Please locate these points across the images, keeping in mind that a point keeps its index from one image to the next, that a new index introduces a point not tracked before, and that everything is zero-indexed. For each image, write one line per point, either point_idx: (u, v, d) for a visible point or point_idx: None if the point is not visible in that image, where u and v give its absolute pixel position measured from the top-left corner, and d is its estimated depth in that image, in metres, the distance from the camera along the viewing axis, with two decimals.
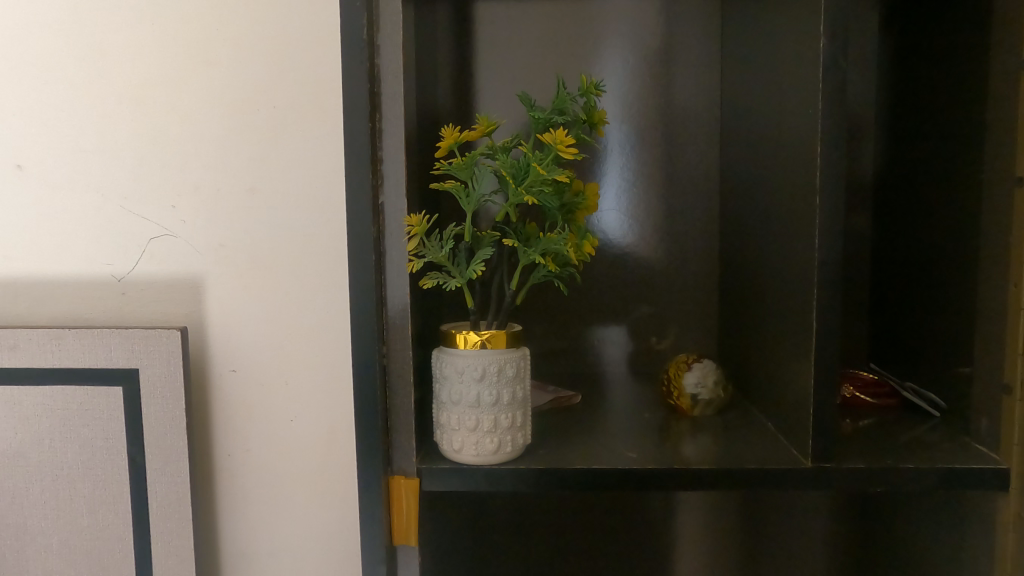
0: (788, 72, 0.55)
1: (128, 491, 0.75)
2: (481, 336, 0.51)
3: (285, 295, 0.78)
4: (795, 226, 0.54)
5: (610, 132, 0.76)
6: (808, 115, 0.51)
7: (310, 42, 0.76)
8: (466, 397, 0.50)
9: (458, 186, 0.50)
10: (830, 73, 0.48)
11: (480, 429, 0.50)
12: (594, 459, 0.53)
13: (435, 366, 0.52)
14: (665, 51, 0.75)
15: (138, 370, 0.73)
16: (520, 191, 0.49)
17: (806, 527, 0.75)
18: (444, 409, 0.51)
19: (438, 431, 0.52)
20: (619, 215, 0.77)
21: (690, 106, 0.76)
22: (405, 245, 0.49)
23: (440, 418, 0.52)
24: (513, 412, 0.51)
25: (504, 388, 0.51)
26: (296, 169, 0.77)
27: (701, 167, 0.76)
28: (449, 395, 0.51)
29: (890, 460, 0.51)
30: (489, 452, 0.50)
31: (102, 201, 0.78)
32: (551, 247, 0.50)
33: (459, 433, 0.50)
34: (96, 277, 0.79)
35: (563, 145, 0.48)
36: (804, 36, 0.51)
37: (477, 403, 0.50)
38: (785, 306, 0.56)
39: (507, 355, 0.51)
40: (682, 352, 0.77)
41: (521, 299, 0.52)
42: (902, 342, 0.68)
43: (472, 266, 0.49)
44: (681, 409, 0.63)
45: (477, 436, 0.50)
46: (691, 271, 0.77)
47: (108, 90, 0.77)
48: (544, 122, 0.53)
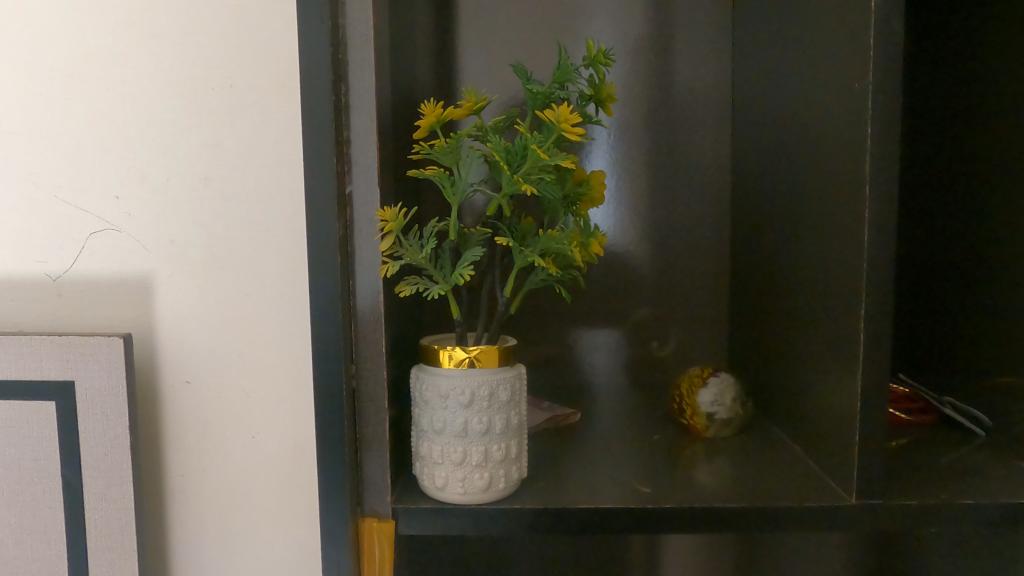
0: (824, 42, 0.47)
1: (62, 519, 0.66)
2: (468, 353, 0.43)
3: (243, 298, 0.69)
4: (833, 222, 0.46)
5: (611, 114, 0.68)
6: (852, 91, 0.43)
7: (268, 11, 0.67)
8: (451, 426, 0.42)
9: (440, 173, 0.42)
10: (884, 35, 0.40)
11: (468, 463, 0.42)
12: (599, 494, 0.45)
13: (415, 387, 0.44)
14: (672, 24, 0.67)
15: (73, 383, 0.64)
16: (516, 178, 0.41)
17: (821, 554, 0.68)
18: (425, 438, 0.43)
19: (418, 465, 0.44)
20: (617, 207, 0.69)
21: (698, 87, 0.68)
22: (377, 244, 0.41)
23: (419, 448, 0.44)
24: (506, 442, 0.43)
25: (496, 414, 0.43)
26: (255, 155, 0.68)
27: (710, 155, 0.69)
28: (431, 422, 0.43)
29: (945, 494, 0.44)
30: (478, 490, 0.42)
31: (33, 190, 0.69)
32: (552, 246, 0.42)
33: (442, 468, 0.43)
34: (29, 278, 0.70)
35: (567, 124, 0.40)
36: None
37: (464, 433, 0.42)
38: (820, 313, 0.48)
39: (499, 374, 0.43)
40: (687, 360, 0.70)
41: (516, 308, 0.44)
42: (933, 349, 0.61)
43: (460, 270, 0.40)
44: (694, 429, 0.56)
45: (464, 471, 0.42)
46: (698, 270, 0.70)
47: (38, 64, 0.68)
48: (543, 97, 0.46)
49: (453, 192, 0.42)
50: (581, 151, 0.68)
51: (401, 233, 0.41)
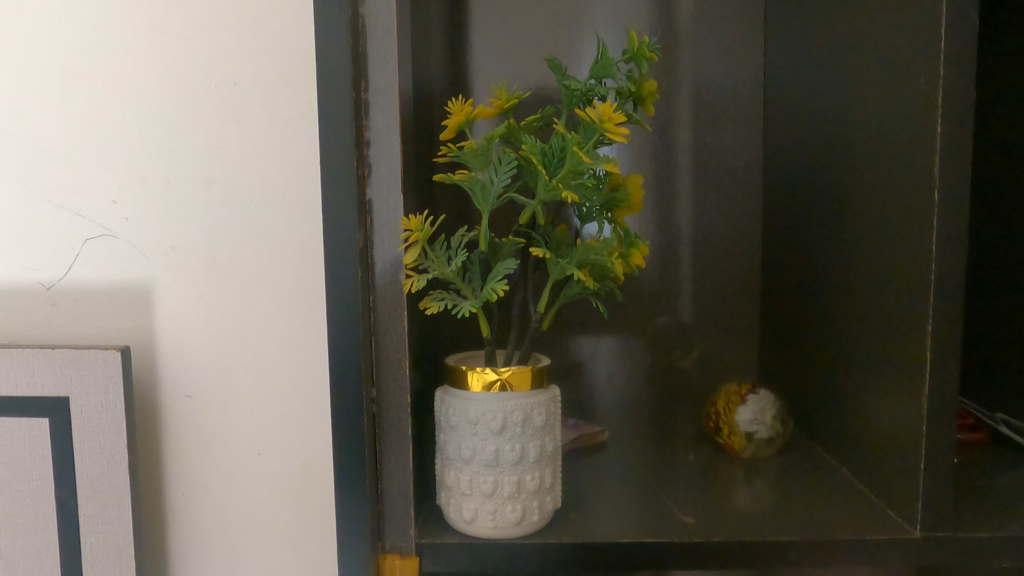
0: (893, 36, 0.44)
1: (56, 543, 0.62)
2: (499, 374, 0.40)
3: (248, 308, 0.66)
4: (900, 233, 0.43)
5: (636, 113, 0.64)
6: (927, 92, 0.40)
7: (273, 4, 0.63)
8: (481, 454, 0.39)
9: (470, 177, 0.38)
10: (954, 36, 0.39)
11: (498, 494, 0.39)
12: (641, 525, 0.42)
13: (439, 412, 0.41)
14: (702, 18, 0.64)
15: (68, 399, 0.61)
16: (554, 183, 0.37)
17: None
18: (451, 467, 0.40)
19: (444, 495, 0.41)
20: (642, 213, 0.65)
21: (729, 84, 0.64)
22: (401, 255, 0.37)
23: (445, 478, 0.41)
24: (539, 472, 0.40)
25: (529, 442, 0.40)
26: (260, 156, 0.64)
27: (742, 155, 0.65)
28: (457, 451, 0.40)
29: (1019, 525, 0.41)
30: (509, 524, 0.39)
31: (25, 193, 0.65)
32: (592, 258, 0.39)
33: (471, 499, 0.39)
34: (20, 286, 0.66)
35: (611, 123, 0.37)
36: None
37: (495, 462, 0.39)
38: (881, 327, 0.45)
39: (533, 397, 0.40)
40: (716, 371, 0.66)
41: (549, 323, 0.41)
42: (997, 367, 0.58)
43: (493, 285, 0.37)
44: (730, 449, 0.53)
45: (495, 503, 0.39)
46: (728, 276, 0.66)
47: (30, 59, 0.64)
48: (581, 94, 0.42)
49: (484, 198, 0.38)
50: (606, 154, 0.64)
51: (428, 244, 0.37)
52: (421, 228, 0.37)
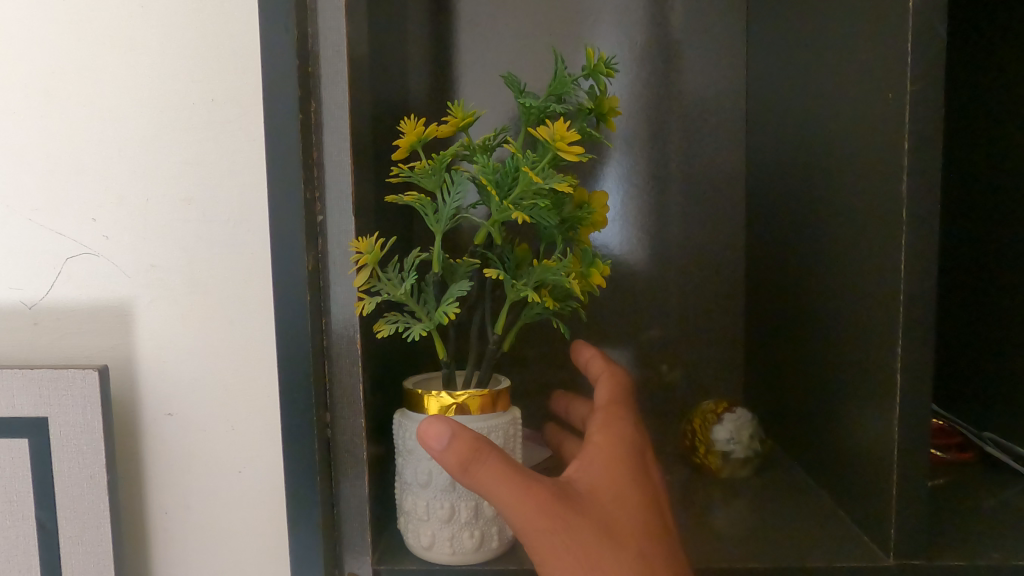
0: (866, 47, 0.43)
1: (37, 565, 0.62)
2: (456, 399, 0.41)
3: (228, 327, 0.66)
4: (877, 248, 0.42)
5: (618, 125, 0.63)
6: (903, 105, 0.39)
7: (252, 21, 0.63)
8: (437, 479, 0.40)
9: (424, 199, 0.39)
10: (921, 54, 0.38)
11: (456, 520, 0.40)
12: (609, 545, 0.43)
13: (398, 435, 0.42)
14: (684, 29, 0.63)
15: (47, 419, 0.61)
16: (506, 203, 0.38)
17: None
18: (409, 492, 0.41)
19: (403, 521, 0.42)
20: (622, 226, 0.64)
21: (711, 95, 0.64)
22: (352, 279, 0.38)
23: (404, 503, 0.42)
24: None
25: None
26: (240, 173, 0.64)
27: (725, 168, 0.64)
28: (414, 475, 0.41)
29: (997, 553, 0.41)
30: (468, 550, 0.40)
31: (8, 212, 0.66)
32: (546, 278, 0.39)
33: (428, 524, 0.40)
34: (4, 305, 0.66)
35: (563, 142, 0.37)
36: (884, 9, 0.41)
37: (452, 486, 0.40)
38: (856, 347, 0.44)
39: (491, 420, 0.41)
40: (697, 385, 0.65)
41: (509, 343, 0.43)
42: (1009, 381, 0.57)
43: (444, 308, 0.39)
44: (705, 468, 0.52)
45: (451, 528, 0.40)
46: (713, 290, 0.65)
47: (12, 79, 0.64)
48: (538, 113, 0.45)
49: (436, 220, 0.40)
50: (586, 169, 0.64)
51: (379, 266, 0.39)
52: (370, 250, 0.38)
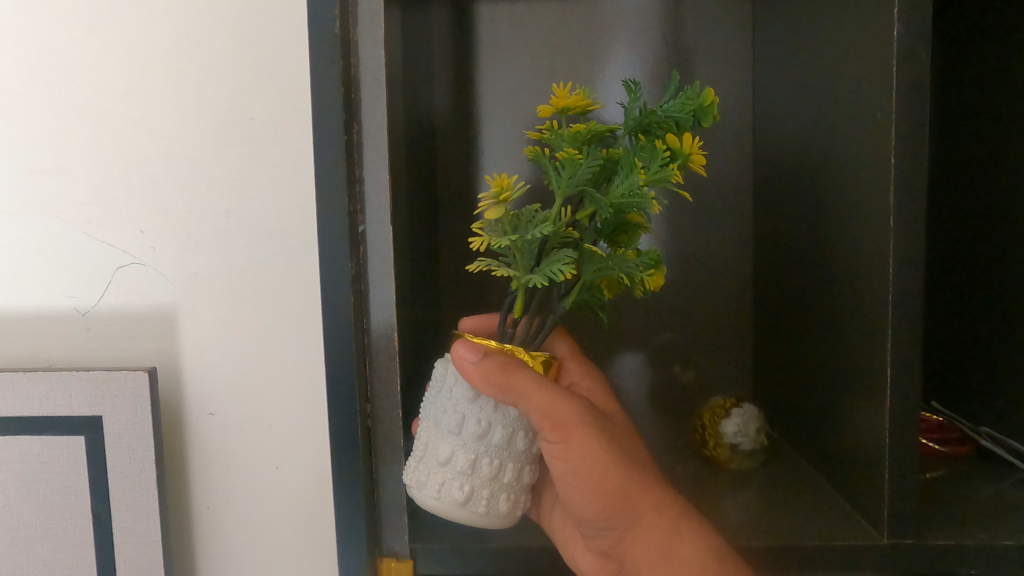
0: (858, 66, 0.47)
1: (92, 554, 0.66)
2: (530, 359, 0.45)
3: (264, 330, 0.70)
4: (869, 253, 0.45)
5: None
6: (890, 122, 0.43)
7: (289, 44, 0.68)
8: (495, 436, 0.43)
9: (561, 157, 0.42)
10: (906, 76, 0.42)
11: (502, 479, 0.43)
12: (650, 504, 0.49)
13: (448, 383, 0.44)
14: (691, 47, 0.67)
15: (101, 418, 0.65)
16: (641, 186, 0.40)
17: None
18: (447, 443, 0.43)
19: (433, 473, 0.43)
20: None
21: (719, 108, 0.67)
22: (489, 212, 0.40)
23: (433, 451, 0.43)
24: (532, 463, 0.45)
25: (521, 429, 0.44)
26: (276, 185, 0.69)
27: (732, 180, 0.68)
28: (461, 426, 0.43)
29: (984, 534, 0.44)
30: (500, 512, 0.43)
31: (63, 225, 0.71)
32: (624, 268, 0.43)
33: (473, 479, 0.42)
34: (59, 312, 0.71)
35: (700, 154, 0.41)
36: (872, 37, 0.45)
37: (506, 446, 0.43)
38: (851, 344, 0.48)
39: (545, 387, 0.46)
40: (708, 386, 0.69)
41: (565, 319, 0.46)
42: (998, 377, 0.60)
43: (559, 268, 0.41)
44: (717, 460, 0.56)
45: (494, 488, 0.43)
46: (722, 292, 0.69)
47: (67, 102, 0.69)
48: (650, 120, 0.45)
49: (564, 183, 0.42)
50: None
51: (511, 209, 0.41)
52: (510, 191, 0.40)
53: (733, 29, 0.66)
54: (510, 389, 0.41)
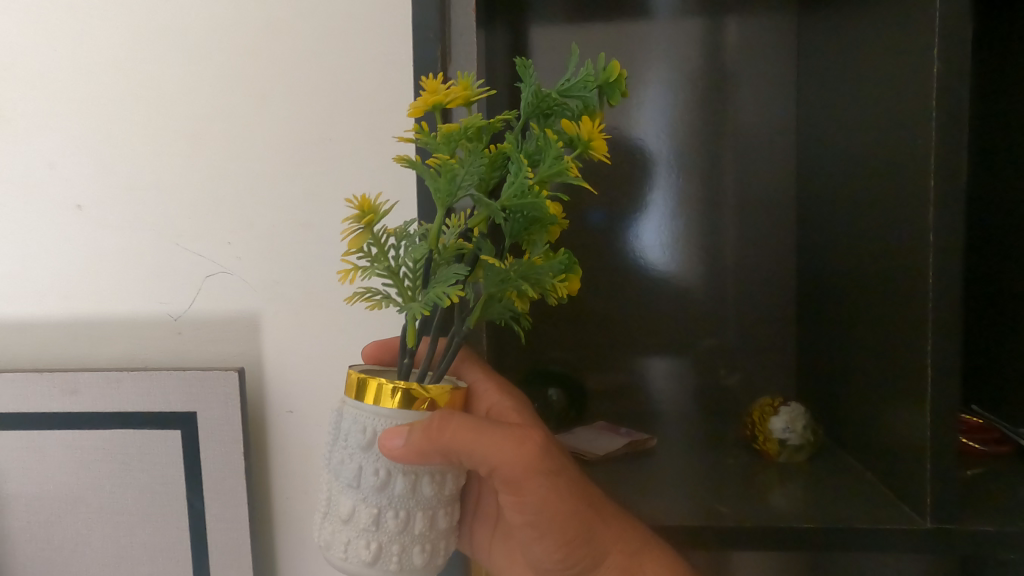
0: (899, 95, 0.51)
1: (188, 538, 0.73)
2: (428, 394, 0.43)
3: (338, 335, 0.76)
4: (908, 265, 0.50)
5: (659, 157, 0.76)
6: (931, 148, 0.47)
7: (362, 70, 0.73)
8: (395, 487, 0.44)
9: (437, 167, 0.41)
10: (945, 106, 0.46)
11: (410, 530, 0.44)
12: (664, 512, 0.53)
13: (343, 433, 0.45)
14: (734, 78, 0.75)
15: (195, 414, 0.72)
16: (532, 186, 0.39)
17: (876, 563, 0.74)
18: (350, 498, 0.44)
19: (342, 526, 0.45)
20: (661, 240, 0.77)
21: (762, 131, 0.75)
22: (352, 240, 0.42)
23: (339, 506, 0.45)
24: (447, 507, 0.46)
25: (427, 476, 0.44)
26: (351, 200, 0.75)
27: (772, 195, 0.76)
28: (359, 479, 0.44)
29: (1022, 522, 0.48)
30: (415, 565, 0.44)
31: (157, 238, 0.77)
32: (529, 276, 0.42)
33: (378, 532, 0.43)
34: (153, 317, 0.78)
35: (598, 141, 0.38)
36: (912, 71, 0.50)
37: (410, 493, 0.44)
38: (891, 348, 0.52)
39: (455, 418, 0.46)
40: (751, 389, 0.77)
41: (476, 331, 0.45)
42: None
43: (444, 291, 0.41)
44: (766, 453, 0.60)
45: (403, 539, 0.44)
46: (760, 301, 0.77)
47: (162, 125, 0.76)
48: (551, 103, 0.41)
49: (446, 192, 0.41)
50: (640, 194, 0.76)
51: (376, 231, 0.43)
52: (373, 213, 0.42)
53: (773, 62, 0.74)
54: (436, 441, 0.42)
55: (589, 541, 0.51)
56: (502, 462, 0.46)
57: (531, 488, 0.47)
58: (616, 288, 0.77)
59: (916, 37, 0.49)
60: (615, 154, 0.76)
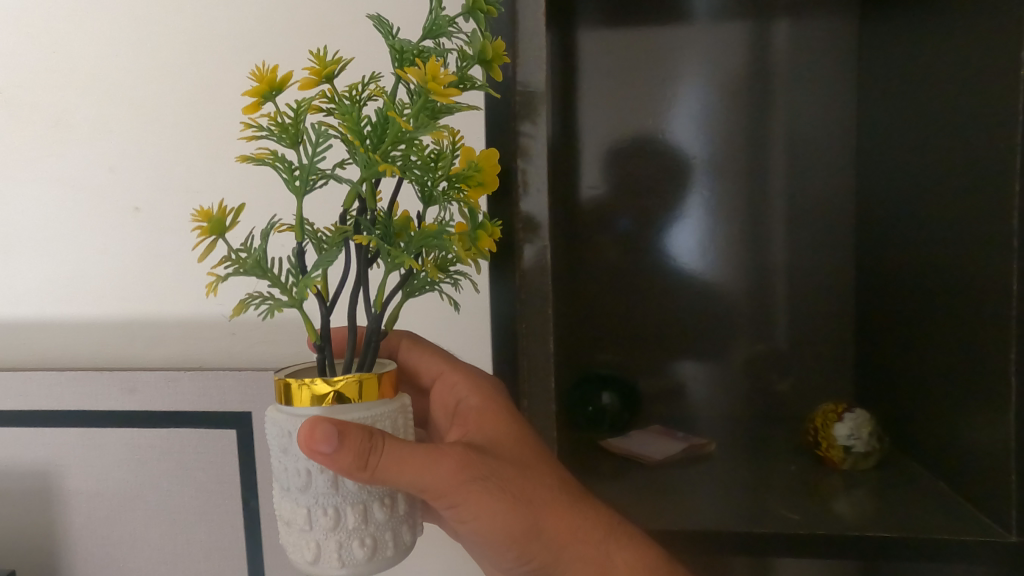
0: (981, 98, 0.50)
1: (243, 537, 0.74)
2: (334, 387, 0.42)
3: None
4: (991, 271, 0.49)
5: (700, 160, 0.75)
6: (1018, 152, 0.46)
7: None
8: (320, 483, 0.44)
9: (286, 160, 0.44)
10: None
11: (343, 528, 0.44)
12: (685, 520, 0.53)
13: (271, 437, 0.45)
14: (792, 81, 0.74)
15: (251, 414, 0.72)
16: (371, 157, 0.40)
17: None
18: (288, 501, 0.45)
19: (286, 528, 0.46)
20: (695, 243, 0.76)
21: (820, 134, 0.74)
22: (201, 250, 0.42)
23: (283, 509, 0.46)
24: (382, 501, 0.45)
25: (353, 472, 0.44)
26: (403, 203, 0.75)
27: (828, 200, 0.75)
28: (292, 480, 0.44)
29: None
30: (356, 561, 0.44)
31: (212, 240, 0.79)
32: (429, 246, 0.42)
33: (316, 528, 0.44)
34: (208, 317, 0.79)
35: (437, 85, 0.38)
36: (995, 72, 0.49)
37: (336, 487, 0.44)
38: (975, 356, 0.51)
39: (377, 409, 0.44)
40: (804, 394, 0.76)
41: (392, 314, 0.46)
42: None
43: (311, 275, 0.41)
44: (829, 460, 0.59)
45: (339, 535, 0.44)
46: (815, 306, 0.76)
47: (218, 129, 0.77)
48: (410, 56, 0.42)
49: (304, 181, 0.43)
50: (684, 196, 0.76)
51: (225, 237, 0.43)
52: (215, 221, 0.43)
53: (833, 65, 0.73)
54: (361, 457, 0.40)
55: (531, 540, 0.50)
56: (427, 470, 0.44)
57: (463, 491, 0.46)
58: (667, 292, 0.77)
59: (1002, 39, 0.48)
60: (666, 158, 0.76)
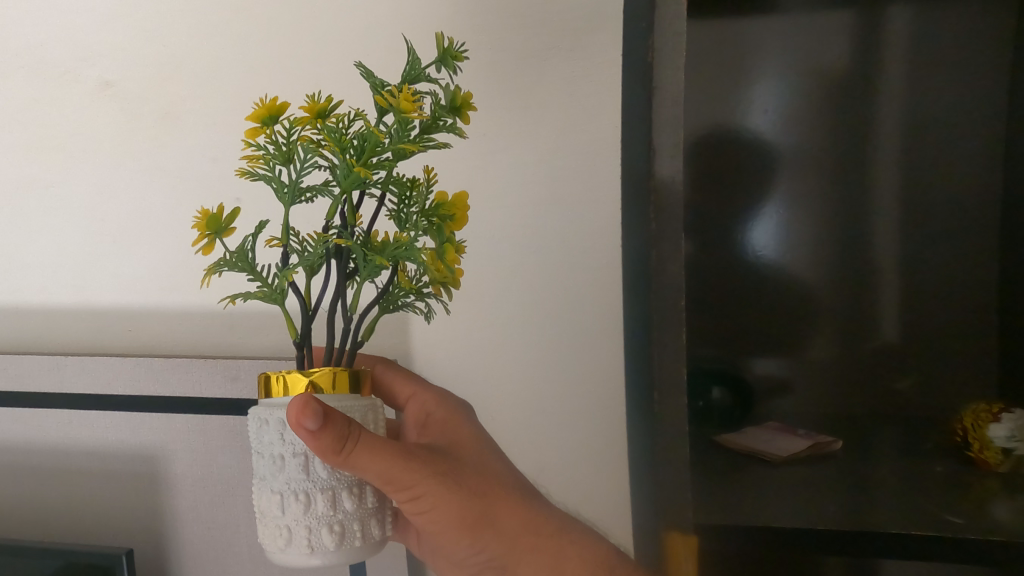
0: None
1: None
2: (309, 377, 0.48)
3: (486, 330, 0.73)
4: None
5: (791, 146, 0.72)
6: None
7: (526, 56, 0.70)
8: (291, 468, 0.48)
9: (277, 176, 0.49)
10: None
11: (313, 511, 0.48)
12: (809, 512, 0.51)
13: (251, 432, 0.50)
14: (932, 63, 0.69)
15: None
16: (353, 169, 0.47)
17: None
18: (268, 491, 0.49)
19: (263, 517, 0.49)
20: (774, 235, 0.72)
21: (962, 119, 0.69)
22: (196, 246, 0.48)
23: (262, 503, 0.50)
24: (350, 489, 0.49)
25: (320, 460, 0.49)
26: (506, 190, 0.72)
27: (968, 189, 0.70)
28: (266, 469, 0.49)
29: None
30: (324, 545, 0.47)
31: None
32: (400, 255, 0.48)
33: (287, 513, 0.48)
34: None
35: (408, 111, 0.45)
36: None
37: (307, 472, 0.48)
38: None
39: (349, 402, 0.49)
40: (933, 395, 0.72)
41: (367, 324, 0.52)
42: None
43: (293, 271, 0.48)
44: (983, 463, 0.56)
45: (308, 519, 0.48)
46: (949, 303, 0.71)
47: None
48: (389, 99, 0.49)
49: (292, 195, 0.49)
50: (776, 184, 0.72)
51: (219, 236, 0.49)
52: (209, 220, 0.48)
53: (981, 45, 0.68)
54: (338, 442, 0.45)
55: (484, 530, 0.58)
56: (392, 465, 0.50)
57: (420, 482, 0.53)
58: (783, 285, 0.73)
59: None
60: (783, 143, 0.72)
